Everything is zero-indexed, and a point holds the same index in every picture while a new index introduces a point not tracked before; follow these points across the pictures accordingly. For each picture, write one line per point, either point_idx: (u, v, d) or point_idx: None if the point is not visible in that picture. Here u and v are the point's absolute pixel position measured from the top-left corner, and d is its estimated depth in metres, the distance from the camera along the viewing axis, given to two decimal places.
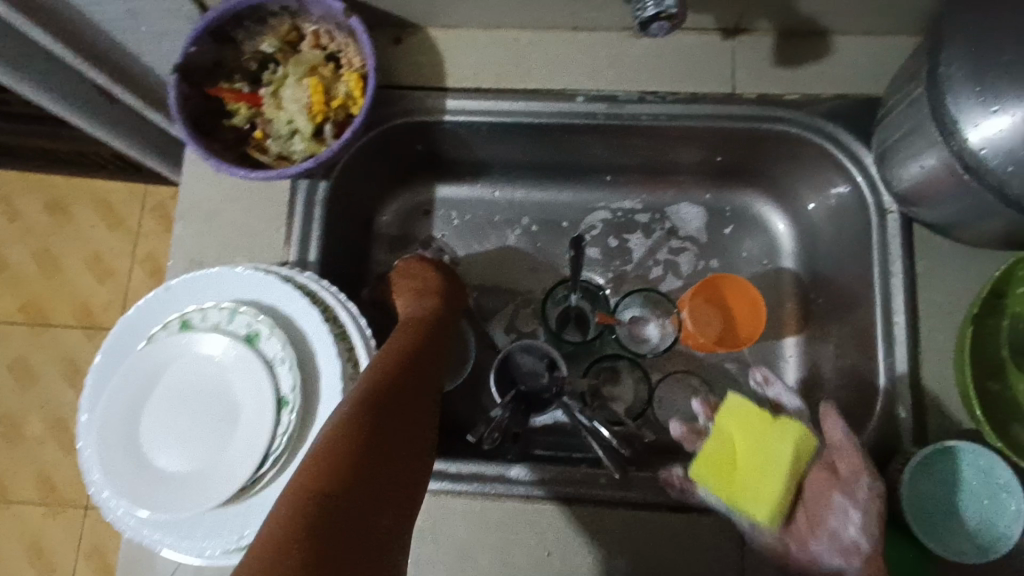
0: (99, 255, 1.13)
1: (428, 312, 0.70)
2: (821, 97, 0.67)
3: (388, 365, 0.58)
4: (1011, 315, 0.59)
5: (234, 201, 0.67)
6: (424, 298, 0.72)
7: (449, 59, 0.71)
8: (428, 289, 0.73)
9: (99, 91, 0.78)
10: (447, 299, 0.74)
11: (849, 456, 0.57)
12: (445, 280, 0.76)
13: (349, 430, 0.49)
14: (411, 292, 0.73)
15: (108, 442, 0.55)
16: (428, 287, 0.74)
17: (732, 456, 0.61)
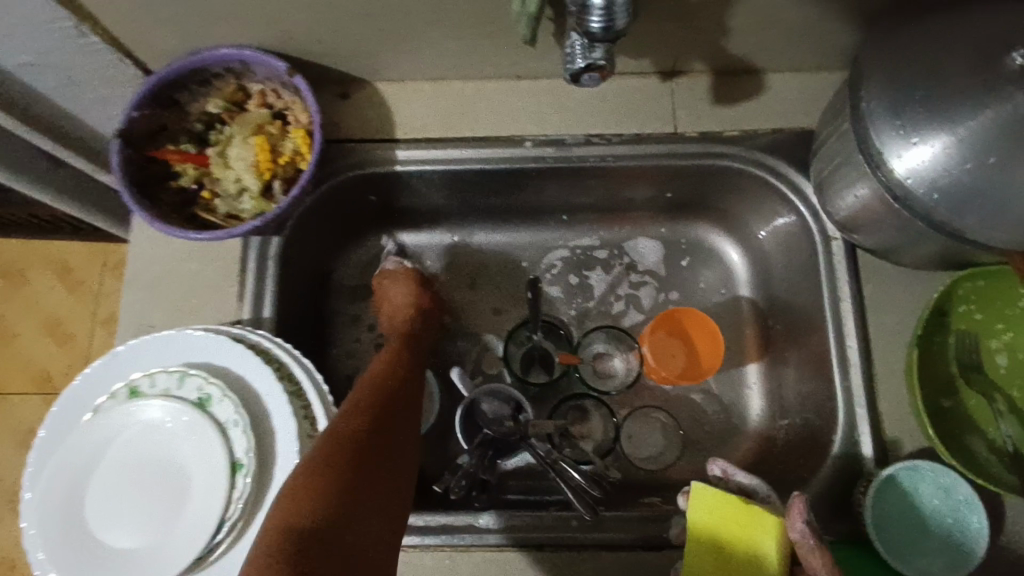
0: (58, 320, 1.27)
1: (412, 343, 0.72)
2: (758, 132, 0.69)
3: (364, 407, 0.59)
4: (956, 330, 0.60)
5: (185, 261, 0.68)
6: (408, 320, 0.74)
7: (397, 110, 0.72)
8: (412, 312, 0.75)
9: (47, 159, 0.81)
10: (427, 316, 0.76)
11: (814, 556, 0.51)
12: (429, 303, 0.77)
13: (344, 439, 0.55)
14: (397, 315, 0.75)
15: (54, 520, 0.53)
16: (409, 304, 0.76)
17: (720, 542, 0.55)
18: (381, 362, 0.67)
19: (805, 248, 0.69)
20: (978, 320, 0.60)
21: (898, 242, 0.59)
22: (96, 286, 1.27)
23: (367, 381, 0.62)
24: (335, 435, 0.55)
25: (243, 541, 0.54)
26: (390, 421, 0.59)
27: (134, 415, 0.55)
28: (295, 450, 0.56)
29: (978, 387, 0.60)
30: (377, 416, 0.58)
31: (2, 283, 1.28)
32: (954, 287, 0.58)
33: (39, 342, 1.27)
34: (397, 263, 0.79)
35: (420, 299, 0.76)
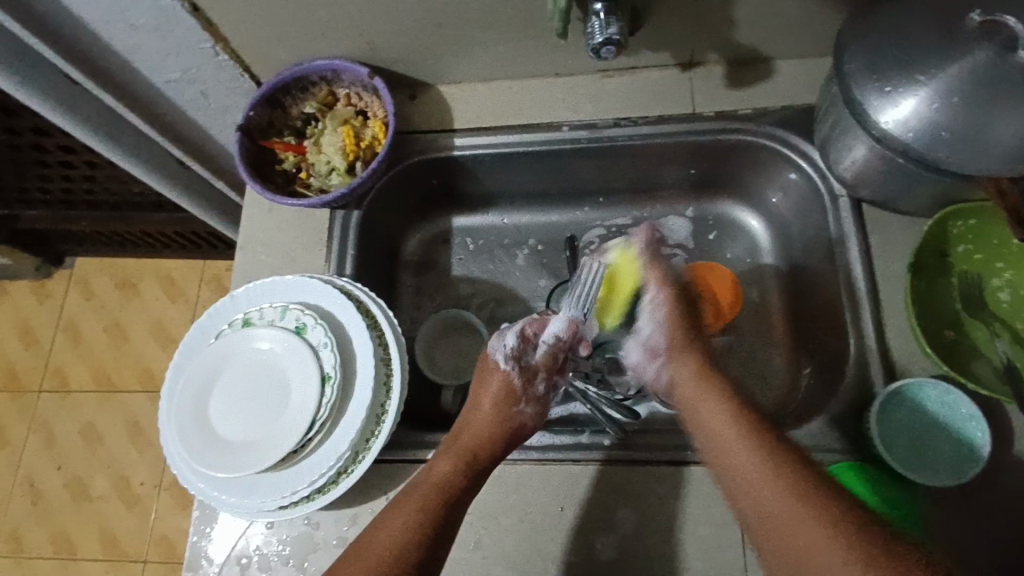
0: (162, 324, 1.48)
1: (475, 469, 0.63)
2: (768, 109, 0.78)
3: (422, 506, 0.60)
4: (958, 272, 0.67)
5: (284, 230, 0.83)
6: (499, 438, 0.66)
7: (455, 106, 0.86)
8: (506, 431, 0.66)
9: (177, 162, 1.01)
10: (498, 419, 0.67)
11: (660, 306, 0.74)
12: (522, 426, 0.68)
13: (410, 543, 0.58)
14: (475, 433, 0.65)
15: (185, 417, 0.66)
16: (496, 396, 0.69)
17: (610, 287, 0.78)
18: (431, 485, 0.61)
19: (818, 208, 0.76)
20: (977, 260, 0.67)
21: (896, 191, 0.65)
22: (194, 296, 1.50)
23: (423, 494, 0.61)
24: (403, 525, 0.59)
25: (330, 439, 0.66)
26: (453, 518, 0.60)
27: (247, 337, 0.68)
28: (371, 367, 0.68)
29: (981, 320, 0.66)
30: (438, 507, 0.60)
31: (118, 294, 1.51)
32: (948, 229, 0.65)
33: (146, 344, 1.47)
34: (532, 412, 0.69)
35: (512, 416, 0.67)
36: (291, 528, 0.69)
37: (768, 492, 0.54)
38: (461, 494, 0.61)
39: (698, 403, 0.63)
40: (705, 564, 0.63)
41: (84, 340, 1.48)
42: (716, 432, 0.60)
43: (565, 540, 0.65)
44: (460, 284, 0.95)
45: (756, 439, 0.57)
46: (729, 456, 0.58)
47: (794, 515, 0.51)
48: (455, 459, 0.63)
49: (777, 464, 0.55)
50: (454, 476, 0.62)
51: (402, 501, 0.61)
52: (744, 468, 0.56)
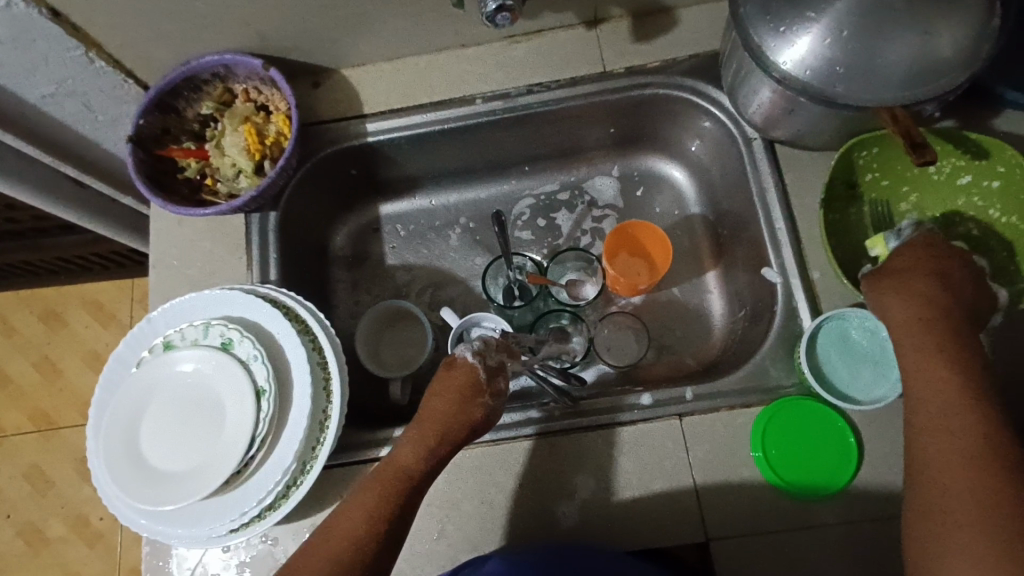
0: (97, 353, 1.40)
1: (436, 458, 0.62)
2: (678, 59, 0.78)
3: (386, 493, 0.60)
4: (868, 200, 0.69)
5: (198, 242, 0.79)
6: (456, 432, 0.63)
7: (362, 90, 0.83)
8: (463, 422, 0.63)
9: (74, 182, 0.94)
10: (460, 414, 0.63)
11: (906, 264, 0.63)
12: (486, 418, 0.64)
13: (373, 529, 0.58)
14: (440, 420, 0.63)
15: (115, 455, 0.63)
16: (461, 389, 0.64)
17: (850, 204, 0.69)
18: (395, 473, 0.61)
19: (734, 153, 0.77)
20: (883, 186, 0.69)
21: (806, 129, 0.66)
22: (126, 319, 1.42)
23: (386, 482, 0.60)
24: (367, 513, 0.59)
25: (274, 454, 0.64)
26: (413, 504, 0.60)
27: (170, 362, 0.65)
28: (307, 373, 0.66)
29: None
30: (399, 497, 0.59)
31: (43, 328, 1.42)
32: (851, 161, 0.67)
33: (81, 375, 1.39)
34: (493, 406, 0.65)
35: (473, 408, 0.64)
36: (249, 548, 0.67)
37: (948, 479, 0.52)
38: (423, 481, 0.61)
39: (936, 389, 0.55)
40: (663, 516, 0.64)
41: (11, 381, 1.39)
42: (929, 397, 0.55)
43: (527, 514, 0.66)
44: (396, 273, 0.92)
45: (969, 425, 0.53)
46: (932, 438, 0.54)
47: (954, 502, 0.51)
48: (419, 447, 0.62)
49: (984, 450, 0.52)
50: (418, 463, 0.61)
51: (367, 488, 0.60)
52: (946, 446, 0.53)
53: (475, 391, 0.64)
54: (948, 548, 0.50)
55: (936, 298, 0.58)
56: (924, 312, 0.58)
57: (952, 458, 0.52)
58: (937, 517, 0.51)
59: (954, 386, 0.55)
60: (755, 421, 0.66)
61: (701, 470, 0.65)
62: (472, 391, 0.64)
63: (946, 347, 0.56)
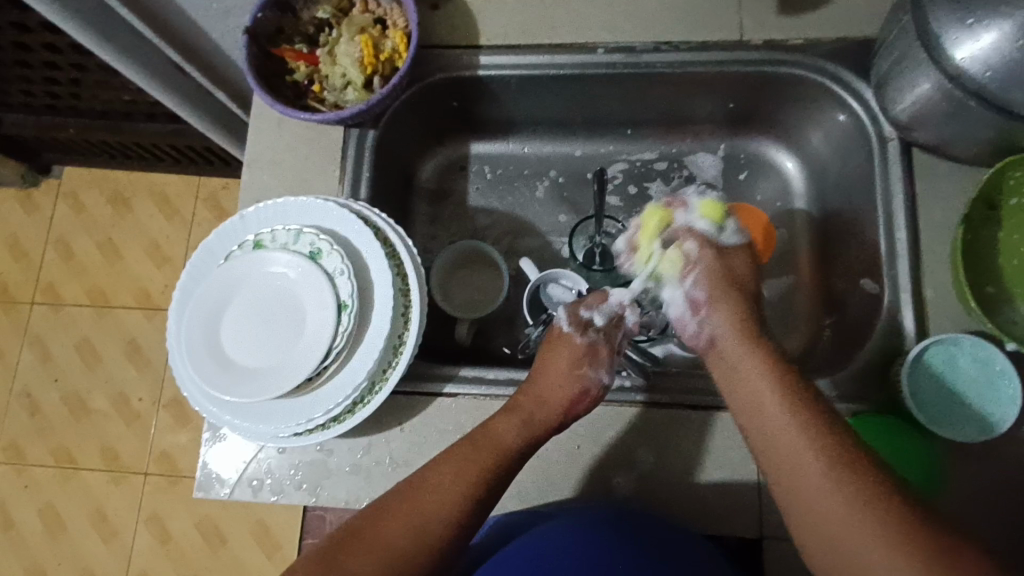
0: (160, 242, 1.44)
1: (535, 438, 0.62)
2: (822, 40, 0.73)
3: (473, 459, 0.58)
4: (1004, 226, 0.64)
5: (294, 147, 0.78)
6: (560, 408, 0.63)
7: (481, 20, 0.79)
8: (566, 401, 0.64)
9: (173, 67, 0.94)
10: (563, 393, 0.64)
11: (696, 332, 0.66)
12: (590, 392, 0.65)
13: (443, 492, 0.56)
14: (536, 395, 0.64)
15: (195, 341, 0.64)
16: (565, 369, 0.66)
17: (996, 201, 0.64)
18: (489, 443, 0.60)
19: (863, 152, 0.72)
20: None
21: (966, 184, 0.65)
22: (191, 214, 1.44)
23: (482, 450, 0.59)
24: (448, 481, 0.57)
25: (346, 368, 0.64)
26: (502, 479, 0.59)
27: (259, 260, 0.65)
28: (389, 297, 0.65)
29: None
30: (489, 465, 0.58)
31: (112, 209, 1.45)
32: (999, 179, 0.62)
33: (141, 261, 1.43)
34: (596, 379, 0.65)
35: (580, 383, 0.65)
36: (304, 454, 0.68)
37: (798, 450, 0.52)
38: (517, 455, 0.60)
39: (744, 374, 0.59)
40: (720, 505, 0.63)
41: (77, 254, 1.44)
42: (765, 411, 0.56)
43: (581, 474, 0.65)
44: (476, 215, 0.91)
45: (801, 412, 0.54)
46: (767, 421, 0.55)
47: (816, 476, 0.50)
48: (520, 420, 0.62)
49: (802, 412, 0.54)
50: (514, 435, 0.61)
51: (456, 452, 0.59)
52: (790, 434, 0.53)
53: (581, 363, 0.66)
54: (817, 501, 0.50)
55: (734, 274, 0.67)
56: (731, 326, 0.63)
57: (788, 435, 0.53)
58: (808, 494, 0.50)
59: (764, 372, 0.58)
60: None
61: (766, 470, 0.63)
62: (578, 364, 0.66)
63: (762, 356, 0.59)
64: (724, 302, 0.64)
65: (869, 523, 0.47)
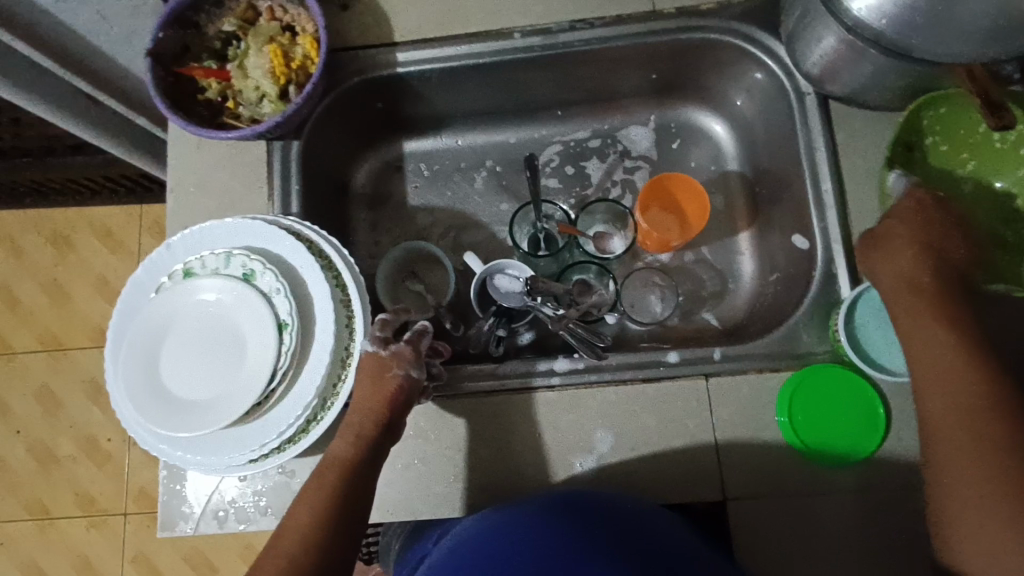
0: (105, 278, 1.39)
1: (369, 442, 0.62)
2: (734, 2, 0.73)
3: (326, 485, 0.60)
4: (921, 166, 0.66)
5: (217, 168, 0.76)
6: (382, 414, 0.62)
7: (393, 16, 0.78)
8: (381, 411, 0.62)
9: (85, 98, 0.90)
10: (384, 401, 0.62)
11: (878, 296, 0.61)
12: (405, 389, 0.63)
13: (308, 522, 0.58)
14: (361, 409, 0.63)
15: (134, 380, 0.62)
16: (375, 386, 0.63)
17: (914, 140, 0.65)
18: (332, 468, 0.61)
19: (784, 109, 0.73)
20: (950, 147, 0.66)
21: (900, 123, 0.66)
22: (135, 245, 1.40)
23: (326, 477, 0.60)
24: (307, 514, 0.59)
25: (295, 387, 0.63)
26: (363, 486, 0.61)
27: (190, 289, 0.63)
28: (330, 310, 0.64)
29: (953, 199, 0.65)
30: (332, 488, 0.60)
31: (51, 250, 1.40)
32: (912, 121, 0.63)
33: (88, 300, 1.38)
34: (409, 377, 0.64)
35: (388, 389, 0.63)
36: (266, 479, 0.67)
37: (963, 437, 0.52)
38: (361, 464, 0.61)
39: (928, 344, 0.56)
40: (682, 472, 0.64)
41: (20, 301, 1.38)
42: (936, 378, 0.55)
43: (546, 462, 0.66)
44: (418, 214, 0.90)
45: (966, 381, 0.53)
46: (936, 407, 0.54)
47: (964, 447, 0.52)
48: (352, 437, 0.62)
49: (966, 373, 0.54)
50: (350, 449, 0.61)
51: (307, 488, 0.61)
52: (948, 409, 0.53)
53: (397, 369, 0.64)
54: (953, 464, 0.52)
55: (919, 245, 0.59)
56: (903, 283, 0.59)
57: (963, 422, 0.52)
58: (951, 475, 0.52)
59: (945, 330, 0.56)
60: (781, 388, 0.64)
61: (724, 432, 0.64)
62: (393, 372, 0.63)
63: (939, 334, 0.56)
64: (918, 301, 0.57)
65: (995, 498, 0.49)
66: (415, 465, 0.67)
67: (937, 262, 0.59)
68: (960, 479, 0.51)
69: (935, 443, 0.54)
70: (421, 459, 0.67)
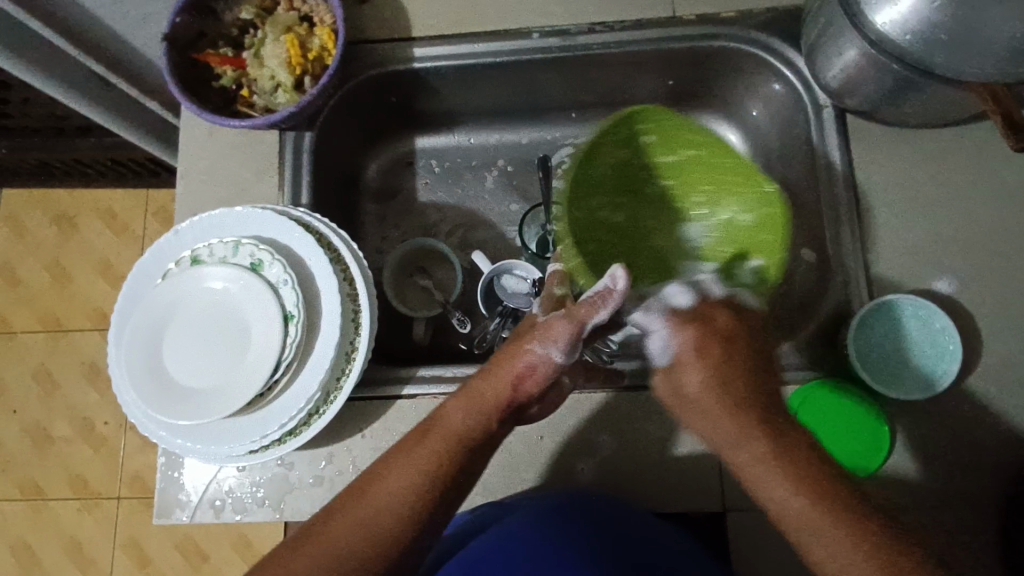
0: (108, 261, 1.39)
1: (483, 421, 0.56)
2: (754, 11, 0.73)
3: (427, 460, 0.53)
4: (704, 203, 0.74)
5: (229, 157, 0.75)
6: (506, 397, 0.57)
7: (411, 11, 0.77)
8: (507, 392, 0.57)
9: (98, 80, 0.89)
10: (508, 383, 0.57)
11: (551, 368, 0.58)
12: (534, 369, 0.57)
13: (397, 505, 0.51)
14: (498, 383, 0.57)
15: (136, 365, 0.62)
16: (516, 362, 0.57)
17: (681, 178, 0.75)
18: (442, 437, 0.54)
19: (801, 121, 0.73)
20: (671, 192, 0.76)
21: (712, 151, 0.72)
22: (139, 230, 1.40)
23: (430, 448, 0.54)
24: (396, 490, 0.52)
25: (298, 380, 0.63)
26: (465, 473, 0.54)
27: (197, 276, 0.63)
28: (337, 303, 0.64)
29: (609, 246, 0.73)
30: (439, 467, 0.53)
31: (54, 230, 1.40)
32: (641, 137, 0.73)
33: (90, 282, 1.38)
34: (545, 356, 0.57)
35: (514, 376, 0.58)
36: (265, 470, 0.67)
37: (765, 476, 0.52)
38: (470, 445, 0.55)
39: (706, 398, 0.56)
40: (684, 482, 0.64)
41: (22, 280, 1.38)
42: (714, 418, 0.55)
43: (548, 465, 0.66)
44: (427, 210, 0.89)
45: (758, 426, 0.54)
46: (717, 443, 0.55)
47: (762, 468, 0.52)
48: (473, 406, 0.56)
49: (742, 412, 0.54)
50: (473, 425, 0.55)
51: (404, 448, 0.54)
52: (767, 467, 0.52)
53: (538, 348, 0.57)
54: (775, 492, 0.51)
55: (725, 330, 0.59)
56: (721, 419, 0.55)
57: (757, 458, 0.52)
58: (777, 505, 0.51)
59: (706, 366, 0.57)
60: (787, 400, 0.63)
61: None
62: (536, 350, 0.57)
63: (731, 404, 0.55)
64: (689, 365, 0.58)
65: (838, 529, 0.48)
66: None
67: (750, 378, 0.56)
68: (789, 510, 0.50)
69: (749, 481, 0.53)
70: None
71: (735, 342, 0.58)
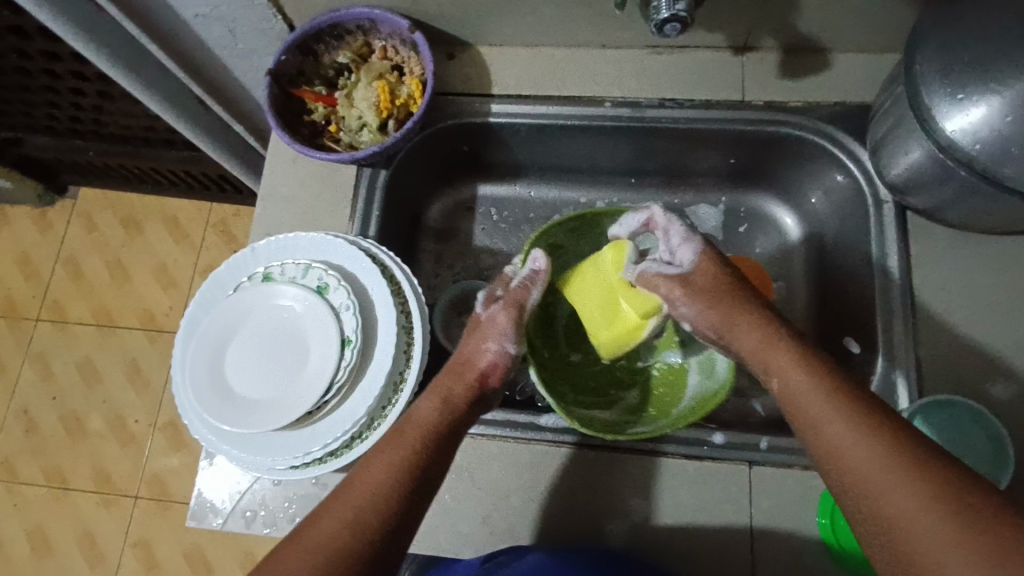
0: (166, 266, 1.45)
1: (454, 408, 0.63)
2: (821, 104, 0.76)
3: (407, 446, 0.59)
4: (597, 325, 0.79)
5: (308, 185, 0.80)
6: (469, 396, 0.64)
7: (494, 71, 0.83)
8: (474, 380, 0.65)
9: (195, 100, 0.97)
10: (468, 382, 0.65)
11: (495, 370, 0.66)
12: (492, 363, 0.66)
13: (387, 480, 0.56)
14: (441, 390, 0.64)
15: (199, 370, 0.65)
16: (466, 362, 0.67)
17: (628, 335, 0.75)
18: (414, 427, 0.61)
19: (860, 211, 0.74)
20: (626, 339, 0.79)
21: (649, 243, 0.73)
22: (199, 239, 1.47)
23: (409, 436, 0.60)
24: (384, 473, 0.56)
25: (346, 403, 0.65)
26: (442, 454, 0.60)
27: (266, 292, 0.67)
28: (392, 334, 0.67)
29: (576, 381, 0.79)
30: (422, 453, 0.59)
31: (122, 231, 1.48)
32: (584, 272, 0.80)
33: (146, 284, 1.44)
34: (500, 350, 0.67)
35: (478, 363, 0.66)
36: (299, 487, 0.68)
37: (830, 424, 0.50)
38: (443, 430, 0.61)
39: (780, 371, 0.55)
40: (712, 558, 0.63)
41: (85, 274, 1.46)
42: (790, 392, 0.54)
43: (575, 521, 0.66)
44: (482, 254, 0.93)
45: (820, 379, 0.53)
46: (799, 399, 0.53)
47: (872, 466, 0.47)
48: (439, 399, 0.63)
49: (830, 391, 0.52)
50: (436, 416, 0.62)
51: (386, 442, 0.59)
52: (851, 454, 0.48)
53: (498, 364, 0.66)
54: (882, 489, 0.46)
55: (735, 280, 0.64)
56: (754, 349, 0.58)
57: (812, 401, 0.52)
58: (873, 487, 0.46)
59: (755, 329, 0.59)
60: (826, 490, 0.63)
61: (760, 525, 0.63)
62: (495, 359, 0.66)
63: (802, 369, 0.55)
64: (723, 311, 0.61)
65: (938, 520, 0.43)
66: (444, 501, 0.67)
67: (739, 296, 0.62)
68: (891, 503, 0.45)
69: (852, 487, 0.48)
70: (452, 496, 0.67)
71: (801, 351, 0.56)
